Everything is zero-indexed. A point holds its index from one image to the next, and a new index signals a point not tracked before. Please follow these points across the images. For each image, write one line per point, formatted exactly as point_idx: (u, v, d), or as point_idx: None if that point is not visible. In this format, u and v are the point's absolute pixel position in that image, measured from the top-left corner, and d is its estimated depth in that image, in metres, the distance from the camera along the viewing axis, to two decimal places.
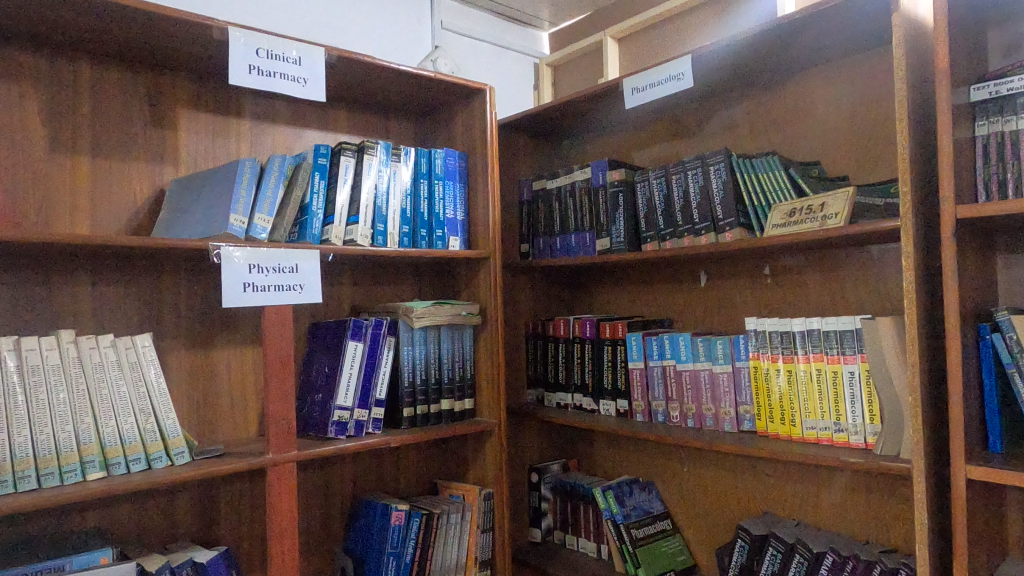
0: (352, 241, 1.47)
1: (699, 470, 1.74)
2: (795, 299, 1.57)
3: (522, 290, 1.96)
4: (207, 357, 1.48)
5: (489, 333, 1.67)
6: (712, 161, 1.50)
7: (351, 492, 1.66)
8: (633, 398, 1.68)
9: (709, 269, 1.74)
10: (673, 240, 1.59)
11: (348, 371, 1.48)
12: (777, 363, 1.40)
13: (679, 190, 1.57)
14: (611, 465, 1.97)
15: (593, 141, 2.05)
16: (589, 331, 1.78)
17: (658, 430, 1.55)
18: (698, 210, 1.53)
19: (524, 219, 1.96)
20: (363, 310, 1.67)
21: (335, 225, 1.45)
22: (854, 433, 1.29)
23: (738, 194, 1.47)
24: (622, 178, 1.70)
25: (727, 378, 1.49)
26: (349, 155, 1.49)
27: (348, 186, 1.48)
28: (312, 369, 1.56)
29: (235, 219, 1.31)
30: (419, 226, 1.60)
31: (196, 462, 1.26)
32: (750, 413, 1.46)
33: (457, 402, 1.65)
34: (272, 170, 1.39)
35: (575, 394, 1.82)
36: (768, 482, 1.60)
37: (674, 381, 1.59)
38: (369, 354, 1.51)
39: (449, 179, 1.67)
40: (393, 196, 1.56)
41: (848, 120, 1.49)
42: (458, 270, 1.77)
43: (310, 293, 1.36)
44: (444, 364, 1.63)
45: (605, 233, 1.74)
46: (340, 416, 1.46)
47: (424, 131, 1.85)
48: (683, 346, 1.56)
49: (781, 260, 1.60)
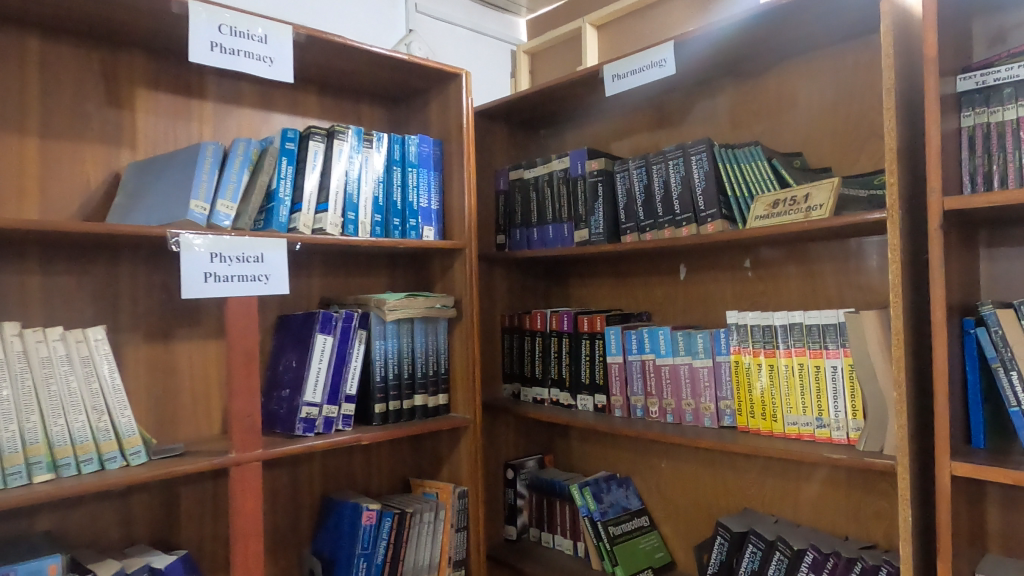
0: (321, 230, 1.40)
1: (677, 466, 1.71)
2: (775, 293, 1.55)
3: (498, 282, 1.92)
4: (167, 350, 1.40)
5: (464, 327, 1.62)
6: (694, 151, 1.47)
7: (320, 491, 1.60)
8: (612, 393, 1.64)
9: (689, 262, 1.70)
10: (654, 231, 1.55)
11: (316, 366, 1.42)
12: (759, 357, 1.37)
13: (660, 180, 1.54)
14: (588, 461, 1.94)
15: (571, 131, 2.00)
16: (567, 325, 1.74)
17: (637, 426, 1.52)
18: (679, 202, 1.49)
19: (501, 210, 1.92)
20: (333, 302, 1.60)
21: (303, 212, 1.39)
22: (836, 429, 1.26)
23: (720, 185, 1.44)
24: (601, 168, 1.66)
25: (708, 373, 1.46)
26: (319, 140, 1.43)
27: (316, 172, 1.42)
28: (279, 364, 1.49)
29: (196, 205, 1.24)
30: (392, 216, 1.54)
31: (153, 462, 1.19)
32: (731, 408, 1.43)
33: (431, 397, 1.60)
34: (236, 154, 1.32)
35: (552, 389, 1.78)
36: (747, 478, 1.57)
37: (653, 376, 1.55)
38: (339, 349, 1.45)
39: (424, 166, 1.61)
40: (365, 184, 1.50)
41: (830, 110, 1.47)
42: (432, 261, 1.71)
43: (276, 283, 1.29)
44: (417, 358, 1.58)
45: (583, 224, 1.70)
46: (307, 412, 1.40)
47: (397, 117, 1.79)
48: (663, 340, 1.53)
49: (762, 253, 1.57)
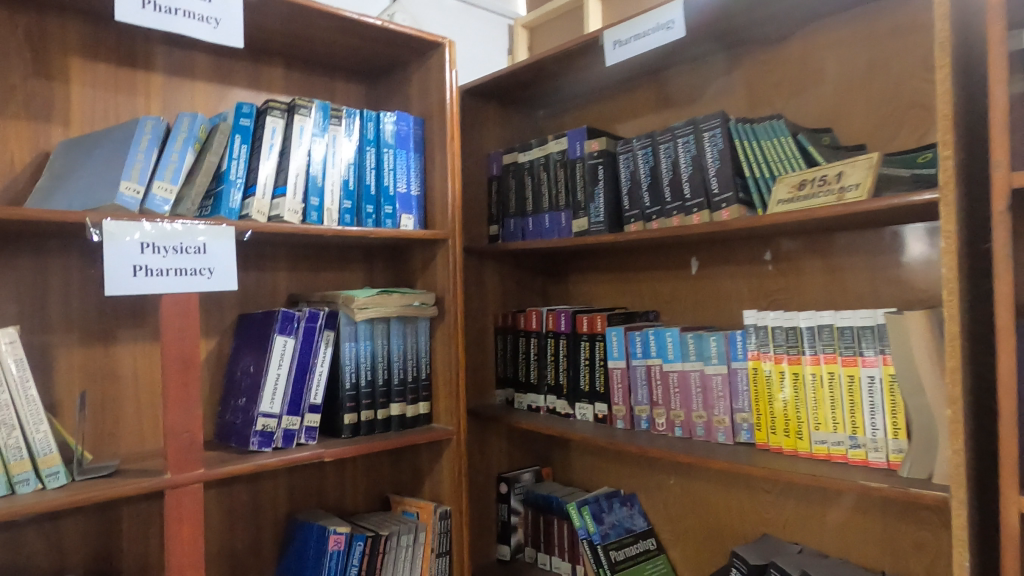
0: (278, 217, 1.23)
1: (687, 484, 1.52)
2: (798, 289, 1.36)
3: (489, 278, 1.74)
4: (107, 354, 1.24)
5: (447, 327, 1.45)
6: (707, 127, 1.27)
7: (287, 511, 1.44)
8: (613, 401, 1.46)
9: (701, 254, 1.52)
10: (660, 219, 1.37)
11: (274, 373, 1.25)
12: (781, 364, 1.18)
13: (667, 162, 1.35)
14: (588, 474, 1.75)
15: (571, 112, 1.82)
16: (564, 325, 1.56)
17: (640, 442, 1.34)
18: (689, 185, 1.31)
19: (493, 198, 1.74)
20: (300, 300, 1.44)
21: (258, 196, 1.22)
22: (873, 451, 1.07)
23: (736, 166, 1.24)
24: (602, 148, 1.47)
25: (721, 382, 1.27)
26: (277, 116, 1.26)
27: (275, 152, 1.25)
28: (236, 368, 1.33)
29: (127, 187, 1.08)
30: (364, 202, 1.37)
31: (73, 486, 1.03)
32: (748, 422, 1.24)
33: (410, 406, 1.43)
34: (179, 131, 1.16)
35: (548, 396, 1.60)
36: (766, 499, 1.39)
37: (660, 384, 1.37)
38: (302, 352, 1.28)
39: (401, 147, 1.44)
40: (332, 166, 1.33)
41: (864, 79, 1.27)
42: (413, 253, 1.54)
43: (221, 278, 1.13)
44: (394, 362, 1.41)
45: (582, 212, 1.51)
46: (264, 424, 1.23)
47: (376, 95, 1.62)
48: (671, 344, 1.35)
49: (783, 244, 1.38)
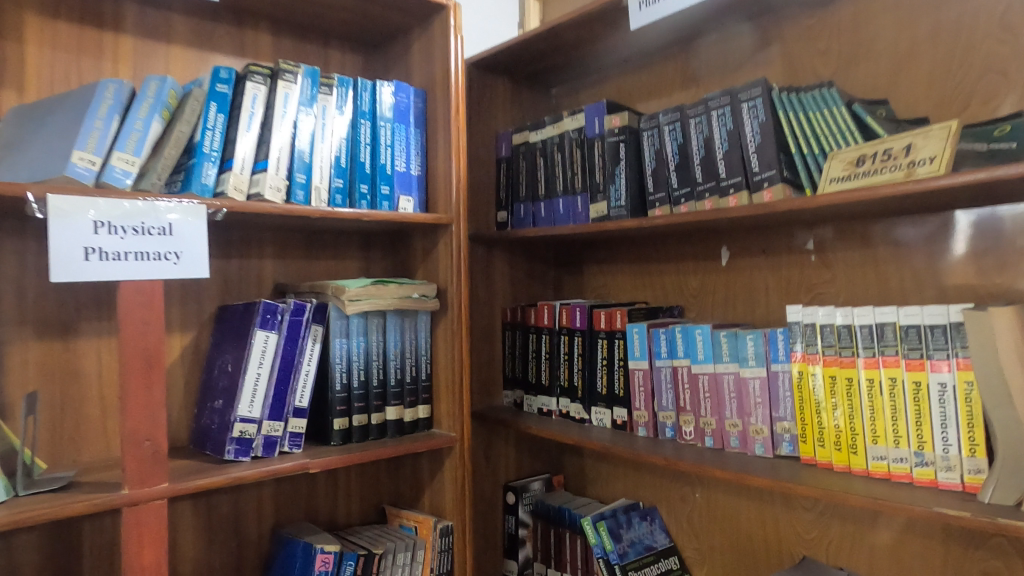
0: (259, 196, 1.08)
1: (714, 497, 1.38)
2: (846, 282, 1.20)
3: (497, 269, 1.60)
4: (68, 349, 1.11)
5: (450, 323, 1.30)
6: (746, 97, 1.12)
7: (272, 524, 1.29)
8: (634, 406, 1.31)
9: (732, 244, 1.36)
10: (690, 203, 1.22)
11: (254, 373, 1.10)
12: (831, 367, 1.03)
13: (699, 139, 1.20)
14: (603, 485, 1.60)
15: (587, 89, 1.67)
16: (579, 321, 1.41)
17: (665, 453, 1.19)
18: (724, 164, 1.15)
19: (502, 181, 1.60)
20: (288, 290, 1.30)
21: (235, 171, 1.07)
22: (944, 470, 0.92)
23: (780, 140, 1.09)
24: (624, 124, 1.32)
25: (760, 387, 1.13)
26: (259, 82, 1.11)
27: (256, 123, 1.10)
28: (214, 366, 1.19)
29: (81, 157, 0.93)
30: (357, 181, 1.22)
31: (16, 502, 0.90)
32: (791, 433, 1.09)
33: (408, 410, 1.29)
34: (145, 96, 1.02)
35: (560, 399, 1.46)
36: (806, 518, 1.24)
37: (688, 387, 1.22)
38: (286, 349, 1.13)
39: (401, 121, 1.29)
40: (321, 140, 1.18)
41: (926, 43, 1.11)
42: (413, 240, 1.40)
43: (190, 264, 0.98)
44: (390, 360, 1.26)
45: (601, 195, 1.36)
46: (242, 431, 1.09)
47: (375, 66, 1.47)
48: (701, 343, 1.20)
49: (828, 232, 1.22)
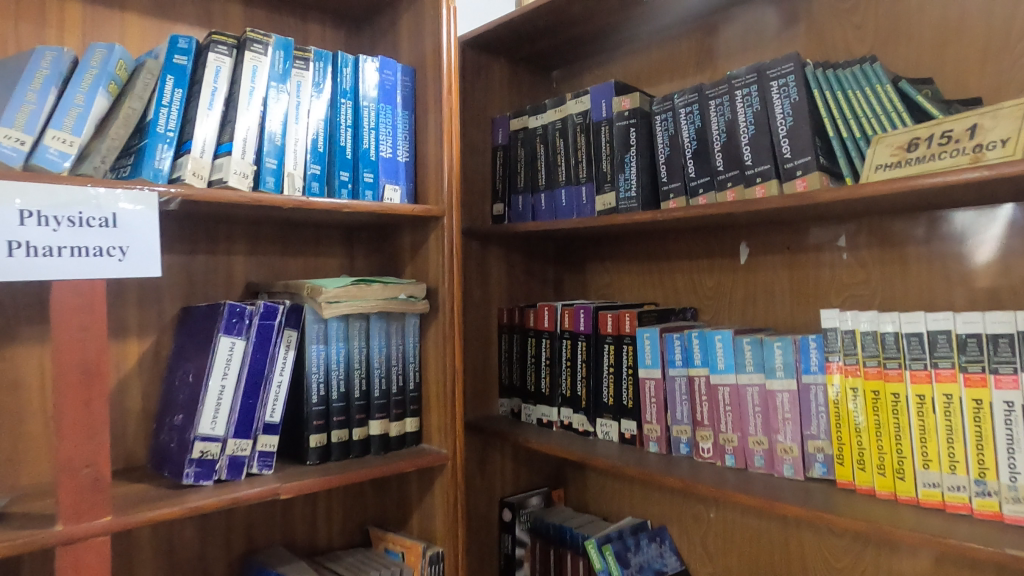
0: (222, 183, 0.95)
1: (731, 518, 1.25)
2: (883, 283, 1.08)
3: (493, 266, 1.47)
4: (5, 358, 0.97)
5: (441, 326, 1.17)
6: (776, 73, 0.99)
7: (242, 551, 1.16)
8: (645, 419, 1.19)
9: (753, 239, 1.24)
10: (710, 194, 1.09)
11: (217, 385, 0.96)
12: (874, 381, 0.91)
13: (720, 122, 1.07)
14: (607, 500, 1.48)
15: (591, 71, 1.54)
16: (584, 324, 1.28)
17: (681, 473, 1.07)
18: (750, 150, 1.02)
19: (499, 171, 1.47)
20: (261, 290, 1.17)
21: (194, 154, 0.93)
22: (1011, 502, 0.80)
23: (816, 123, 0.96)
24: (635, 106, 1.19)
25: (790, 401, 1.00)
26: (223, 53, 0.97)
27: (219, 99, 0.97)
28: (175, 376, 1.05)
29: (6, 135, 0.80)
30: (337, 167, 1.09)
31: None
32: (825, 453, 0.97)
33: (394, 423, 1.16)
34: (88, 67, 0.88)
35: (562, 409, 1.33)
36: (836, 544, 1.11)
37: (707, 400, 1.10)
38: (255, 357, 1.00)
39: (387, 102, 1.15)
40: (296, 122, 1.04)
41: (979, 14, 0.99)
42: (400, 235, 1.27)
43: (138, 261, 0.85)
44: (374, 368, 1.13)
45: (608, 186, 1.23)
46: (203, 451, 0.95)
47: (359, 43, 1.33)
48: (721, 350, 1.07)
49: (862, 227, 1.10)
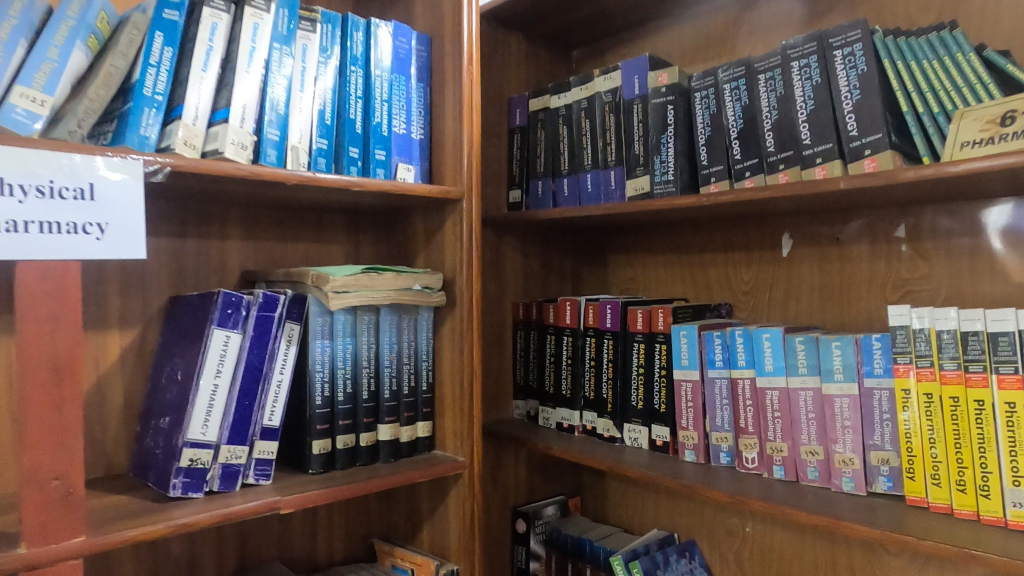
0: (217, 154, 0.83)
1: (769, 533, 1.15)
2: (948, 277, 0.98)
3: (508, 257, 1.37)
4: None
5: (457, 322, 1.06)
6: (840, 42, 0.89)
7: (234, 568, 1.05)
8: (680, 425, 1.08)
9: (797, 229, 1.14)
10: (758, 177, 0.99)
11: (209, 385, 0.85)
12: (954, 387, 0.81)
13: (771, 98, 0.96)
14: (628, 510, 1.38)
15: (615, 49, 1.43)
16: (610, 320, 1.18)
17: (724, 485, 0.97)
18: (809, 127, 0.92)
19: (516, 155, 1.36)
20: (259, 279, 1.06)
21: (185, 121, 0.81)
22: None
23: (886, 97, 0.86)
24: (673, 82, 1.08)
25: (850, 407, 0.90)
26: (219, 7, 0.85)
27: (215, 60, 0.85)
28: (161, 374, 0.94)
29: None
30: (345, 143, 0.98)
31: None
32: (890, 466, 0.87)
33: (405, 428, 1.05)
34: (63, 17, 0.76)
35: (585, 412, 1.22)
36: (889, 564, 1.02)
37: (751, 405, 0.99)
38: (252, 353, 0.88)
39: (401, 73, 1.04)
40: (301, 90, 0.93)
41: None
42: (411, 220, 1.16)
43: (119, 241, 0.73)
44: (384, 366, 1.02)
45: (641, 169, 1.13)
46: (192, 459, 0.84)
47: (369, 9, 1.22)
48: (770, 350, 0.97)
49: (925, 215, 1.00)
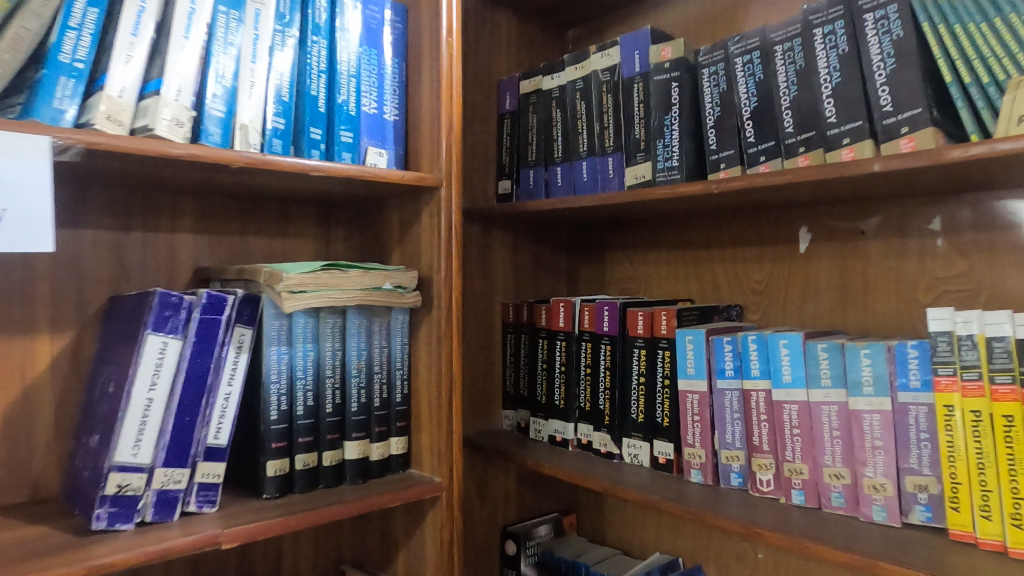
0: (147, 131, 0.71)
1: (784, 559, 1.04)
2: (991, 274, 0.86)
3: (497, 254, 1.25)
4: None
5: (435, 325, 0.95)
6: (871, 4, 0.77)
7: None
8: (685, 442, 0.96)
9: (816, 221, 1.02)
10: (775, 162, 0.87)
11: (141, 400, 0.73)
12: (1007, 404, 0.70)
13: (790, 72, 0.84)
14: (627, 530, 1.26)
15: (614, 28, 1.32)
16: (608, 324, 1.06)
17: (734, 511, 0.85)
18: (834, 103, 0.80)
19: (505, 142, 1.24)
20: (212, 277, 0.94)
21: (110, 93, 0.70)
22: None
23: (926, 66, 0.74)
24: (678, 56, 0.96)
25: (881, 425, 0.78)
26: None
27: (148, 24, 0.74)
28: (96, 385, 0.83)
29: None
30: (306, 122, 0.86)
31: None
32: (929, 493, 0.76)
33: (376, 445, 0.93)
34: None
35: (580, 425, 1.11)
36: None
37: (767, 421, 0.88)
38: (195, 362, 0.77)
39: (371, 46, 0.93)
40: (253, 61, 0.81)
41: None
42: (386, 212, 1.04)
43: (19, 231, 0.62)
44: (351, 376, 0.91)
45: (642, 155, 1.01)
46: (120, 485, 0.72)
47: None
48: (788, 359, 0.85)
49: (963, 205, 0.88)
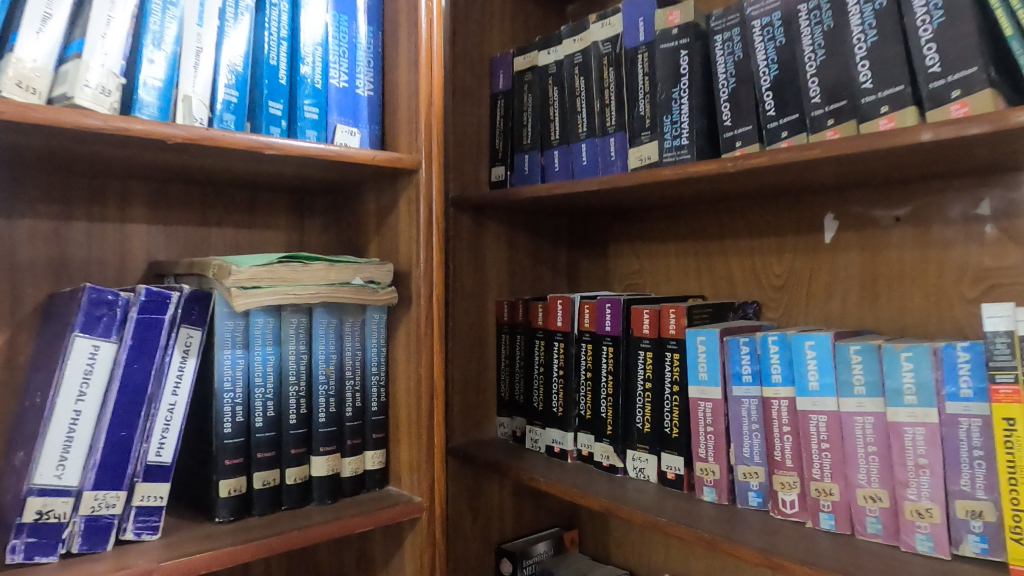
0: (66, 101, 0.62)
1: None
2: None
3: (490, 247, 1.15)
4: None
5: (415, 325, 0.85)
6: None
7: None
8: (696, 456, 0.85)
9: (844, 207, 0.91)
10: (799, 137, 0.76)
11: (67, 413, 0.63)
12: None
13: (816, 34, 0.74)
14: (634, 548, 1.16)
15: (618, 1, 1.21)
16: (610, 323, 0.95)
17: (752, 536, 0.74)
18: (869, 67, 0.69)
19: (499, 125, 1.14)
20: (166, 271, 0.84)
21: (21, 57, 0.60)
22: None
23: (980, 17, 0.63)
24: (687, 22, 0.85)
25: (926, 440, 0.67)
26: None
27: None
28: (27, 395, 0.73)
29: None
30: (265, 95, 0.76)
31: None
32: (985, 521, 0.64)
33: (348, 461, 0.83)
34: None
35: (580, 435, 1.00)
36: None
37: (790, 433, 0.77)
38: (132, 369, 0.67)
39: (342, 11, 0.83)
40: (200, 25, 0.71)
41: None
42: (363, 199, 0.94)
43: None
44: (319, 383, 0.80)
45: (647, 134, 0.90)
46: (41, 512, 0.62)
47: None
48: (815, 363, 0.74)
49: (1017, 185, 0.76)
